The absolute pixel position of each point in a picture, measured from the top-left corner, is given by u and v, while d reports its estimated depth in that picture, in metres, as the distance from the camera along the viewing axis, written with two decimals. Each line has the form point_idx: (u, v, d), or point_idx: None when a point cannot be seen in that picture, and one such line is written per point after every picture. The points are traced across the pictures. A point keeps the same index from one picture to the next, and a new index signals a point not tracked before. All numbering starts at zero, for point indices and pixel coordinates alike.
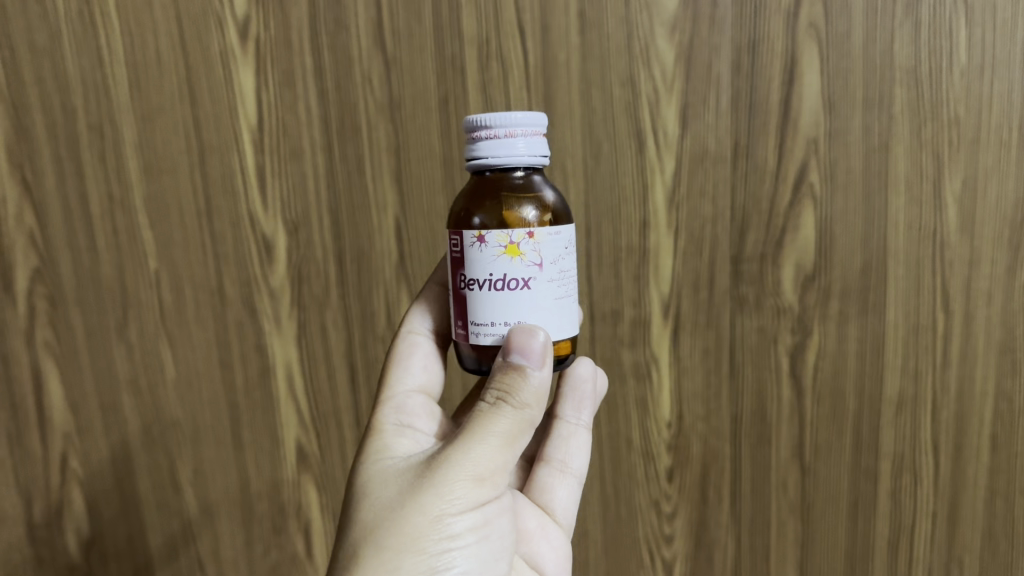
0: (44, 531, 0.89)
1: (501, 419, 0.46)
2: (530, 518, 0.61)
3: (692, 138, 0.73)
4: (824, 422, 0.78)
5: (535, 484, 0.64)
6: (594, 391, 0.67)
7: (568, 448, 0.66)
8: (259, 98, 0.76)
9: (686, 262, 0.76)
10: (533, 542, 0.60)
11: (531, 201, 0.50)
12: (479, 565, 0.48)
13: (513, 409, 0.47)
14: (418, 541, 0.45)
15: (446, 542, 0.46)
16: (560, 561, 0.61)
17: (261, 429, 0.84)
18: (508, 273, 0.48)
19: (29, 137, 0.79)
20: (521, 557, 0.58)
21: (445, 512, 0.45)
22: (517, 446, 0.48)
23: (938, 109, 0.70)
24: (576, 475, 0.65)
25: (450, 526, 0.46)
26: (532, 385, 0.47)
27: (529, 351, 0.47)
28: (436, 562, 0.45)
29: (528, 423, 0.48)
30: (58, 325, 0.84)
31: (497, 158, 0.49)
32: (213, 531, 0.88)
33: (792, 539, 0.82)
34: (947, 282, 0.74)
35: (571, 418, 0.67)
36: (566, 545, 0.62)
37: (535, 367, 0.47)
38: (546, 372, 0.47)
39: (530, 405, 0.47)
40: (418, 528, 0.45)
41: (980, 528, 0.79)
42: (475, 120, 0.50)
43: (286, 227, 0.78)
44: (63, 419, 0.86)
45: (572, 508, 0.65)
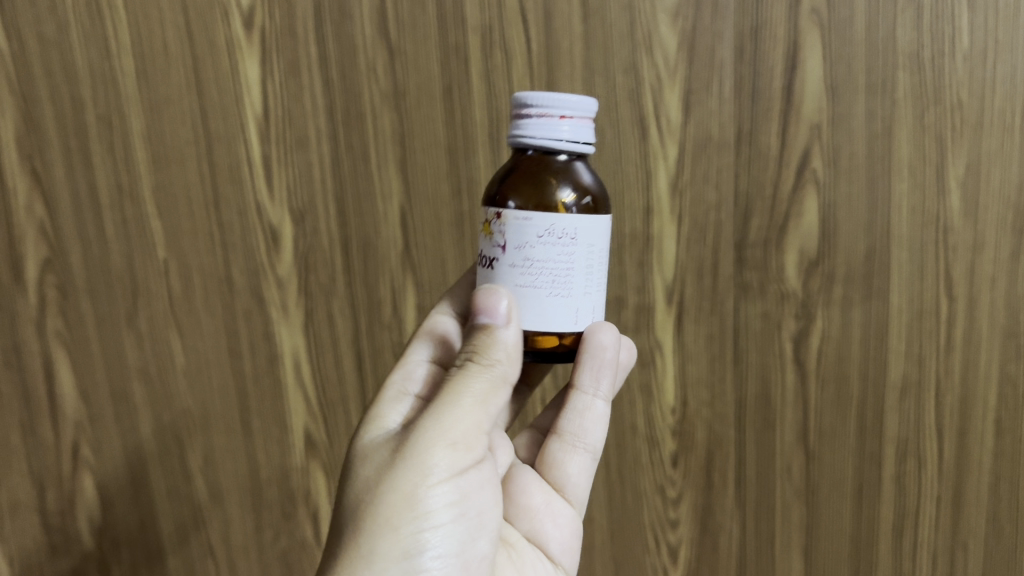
0: (57, 519, 0.90)
1: (468, 382, 0.48)
2: (538, 496, 0.64)
3: (695, 124, 0.73)
4: (828, 407, 0.78)
5: (546, 460, 0.65)
6: (613, 361, 0.60)
7: (582, 421, 0.65)
8: (264, 88, 0.76)
9: (690, 248, 0.76)
10: (537, 519, 0.63)
11: (570, 185, 0.51)
12: (459, 537, 0.48)
13: (482, 370, 0.48)
14: (392, 517, 0.46)
15: (421, 516, 0.46)
16: (568, 538, 0.64)
17: (270, 416, 0.85)
18: (485, 250, 0.52)
19: (38, 128, 0.80)
20: (522, 533, 0.62)
21: (417, 483, 0.46)
22: (492, 409, 0.49)
23: (940, 94, 0.70)
24: (591, 450, 0.66)
25: (424, 498, 0.47)
26: (500, 343, 0.48)
27: (494, 311, 0.48)
28: (411, 536, 0.46)
29: (502, 381, 0.49)
30: (69, 315, 0.85)
31: (545, 142, 0.50)
32: (224, 518, 0.89)
33: (797, 524, 0.82)
34: (950, 267, 0.74)
35: (588, 390, 0.64)
36: (574, 521, 0.64)
37: (500, 321, 0.48)
38: (513, 331, 0.49)
39: (500, 364, 0.49)
40: (391, 502, 0.46)
41: (985, 512, 0.79)
42: (519, 98, 0.51)
43: (292, 216, 0.79)
44: (75, 407, 0.87)
45: (585, 483, 0.66)
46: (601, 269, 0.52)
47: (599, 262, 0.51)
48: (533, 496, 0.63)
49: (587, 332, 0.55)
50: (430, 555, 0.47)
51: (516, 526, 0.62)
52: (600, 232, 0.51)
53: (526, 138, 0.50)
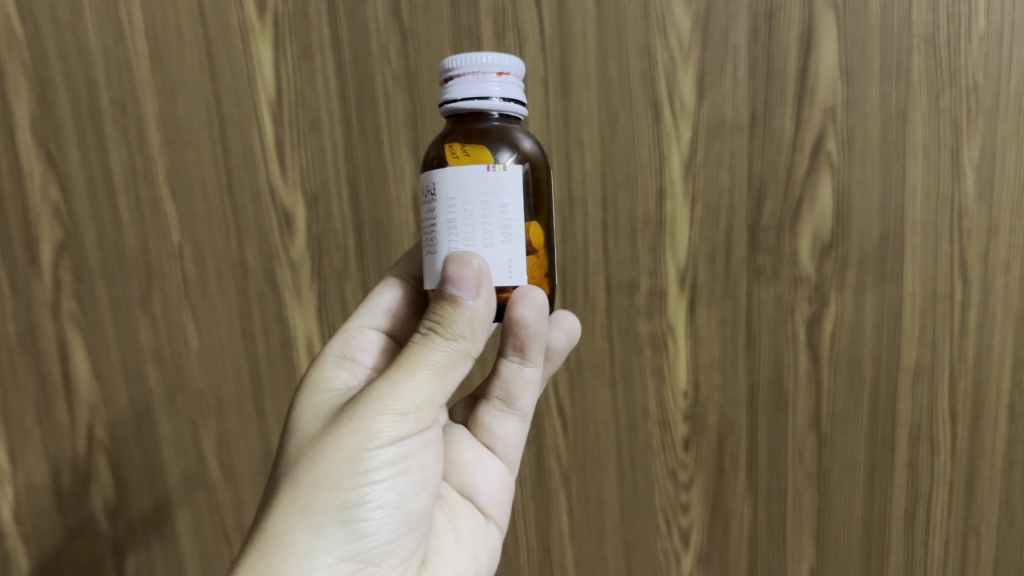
0: (73, 500, 0.91)
1: (430, 351, 0.48)
2: (467, 452, 0.63)
3: (708, 107, 0.73)
4: (840, 392, 0.78)
5: (477, 421, 0.65)
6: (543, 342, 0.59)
7: (511, 387, 0.63)
8: (277, 71, 0.76)
9: (702, 232, 0.76)
10: (466, 474, 0.62)
11: (506, 147, 0.49)
12: (400, 494, 0.49)
13: (446, 339, 0.48)
14: (334, 475, 0.46)
15: (363, 474, 0.47)
16: (498, 492, 0.63)
17: (283, 399, 0.85)
18: None
19: (52, 112, 0.80)
20: (453, 488, 0.62)
21: (364, 445, 0.47)
22: (448, 381, 0.49)
23: (956, 76, 0.70)
24: (521, 414, 0.65)
25: (367, 459, 0.47)
26: (469, 314, 0.47)
27: (462, 283, 0.46)
28: (351, 494, 0.47)
29: (463, 356, 0.49)
30: (84, 298, 0.85)
31: (469, 104, 0.48)
32: (237, 500, 0.90)
33: (809, 508, 0.82)
34: (965, 251, 0.74)
35: (515, 361, 0.62)
36: (506, 477, 0.65)
37: (469, 296, 0.46)
38: (481, 302, 0.47)
39: (466, 336, 0.48)
40: (333, 463, 0.46)
41: (998, 497, 0.79)
42: (444, 65, 0.50)
43: (305, 199, 0.79)
44: (90, 390, 0.88)
45: (516, 443, 0.66)
46: (483, 224, 0.46)
47: (469, 215, 0.46)
48: (462, 451, 0.63)
49: (510, 304, 0.52)
50: (372, 511, 0.48)
51: (447, 481, 0.62)
52: (466, 182, 0.46)
53: (446, 103, 0.49)
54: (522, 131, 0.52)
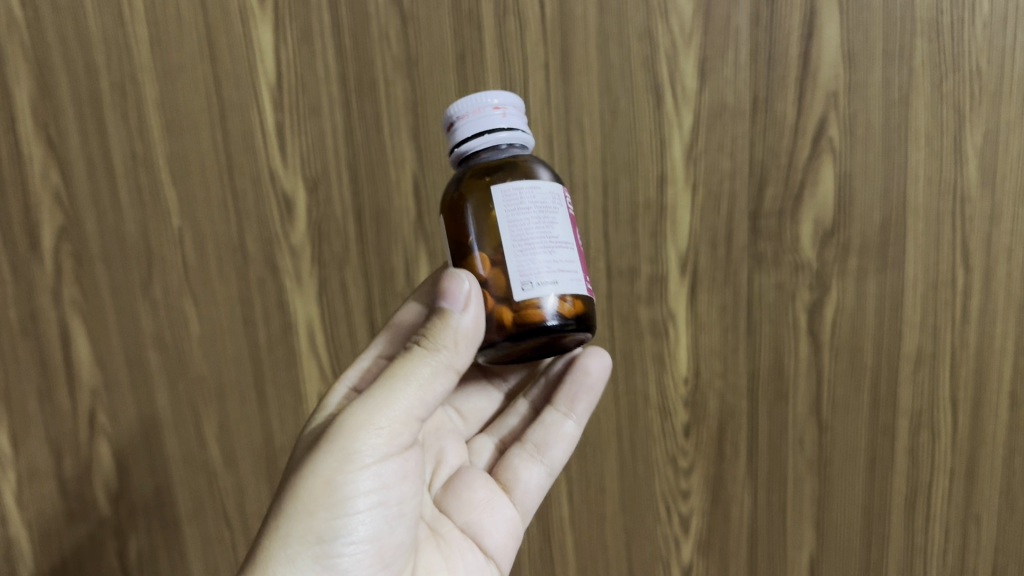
0: (75, 485, 0.91)
1: (412, 368, 0.48)
2: (480, 490, 0.64)
3: (710, 91, 0.72)
4: (841, 379, 0.78)
5: (504, 465, 0.67)
6: (596, 386, 0.67)
7: (548, 436, 0.67)
8: (277, 55, 0.76)
9: (703, 218, 0.75)
10: (472, 513, 0.62)
11: (514, 174, 0.52)
12: (378, 525, 0.50)
13: (429, 352, 0.49)
14: (310, 504, 0.47)
15: (338, 505, 0.48)
16: (503, 537, 0.62)
17: (284, 385, 0.86)
18: None
19: (53, 96, 0.80)
20: (457, 526, 0.61)
21: (342, 474, 0.48)
22: (431, 397, 0.49)
23: (959, 61, 0.70)
24: (548, 465, 0.67)
25: (343, 486, 0.48)
26: (455, 327, 0.48)
27: (452, 296, 0.48)
28: (326, 524, 0.48)
29: (447, 371, 0.49)
30: (84, 283, 0.85)
31: (471, 143, 0.52)
32: (238, 485, 0.90)
33: (809, 496, 0.82)
34: (967, 238, 0.73)
35: (561, 407, 0.68)
36: (514, 522, 0.64)
37: (456, 308, 0.48)
38: (470, 317, 0.48)
39: (448, 349, 0.49)
40: (310, 492, 0.48)
41: (999, 484, 0.79)
42: (449, 116, 0.54)
43: (305, 184, 0.79)
44: (91, 374, 0.88)
45: (535, 494, 0.66)
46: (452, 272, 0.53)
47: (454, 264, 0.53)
48: (476, 491, 0.63)
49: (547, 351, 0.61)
50: (345, 545, 0.49)
51: (451, 517, 0.61)
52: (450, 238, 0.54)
53: (455, 145, 0.53)
54: (532, 160, 0.54)
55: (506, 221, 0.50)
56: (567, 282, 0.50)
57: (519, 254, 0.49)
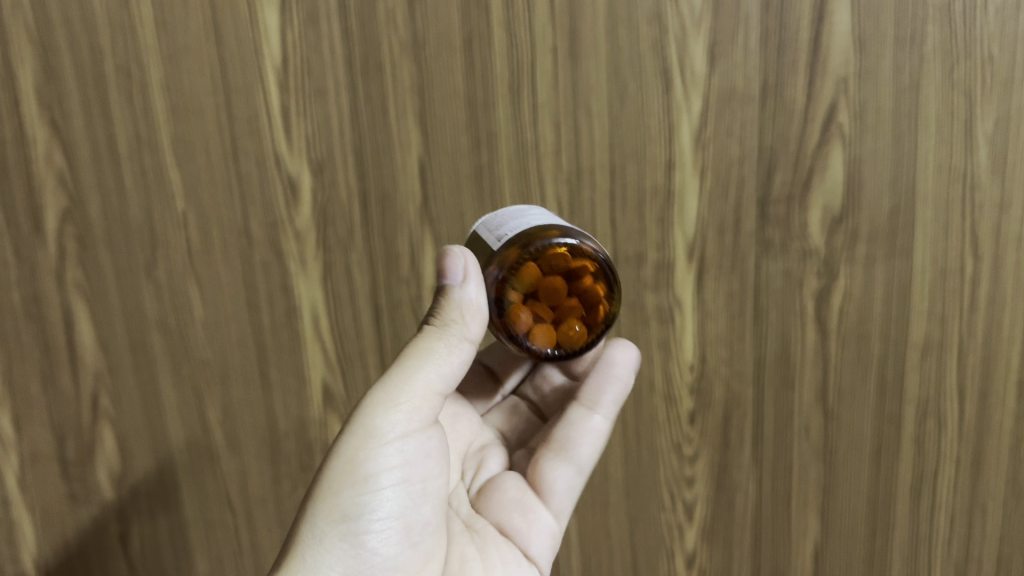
0: (77, 469, 0.91)
1: (424, 345, 0.51)
2: (511, 491, 0.61)
3: (719, 76, 0.72)
4: (848, 367, 0.78)
5: (533, 467, 0.62)
6: (622, 377, 0.63)
7: (573, 433, 0.62)
8: (283, 36, 0.76)
9: (711, 204, 0.75)
10: (503, 513, 0.60)
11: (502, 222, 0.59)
12: (404, 503, 0.51)
13: (439, 328, 0.51)
14: (335, 483, 0.50)
15: (361, 483, 0.50)
16: (540, 538, 0.60)
17: (288, 369, 0.85)
18: None
19: (57, 77, 0.80)
20: (490, 522, 0.60)
21: (364, 450, 0.50)
22: (447, 371, 0.51)
23: (971, 47, 0.69)
24: (577, 465, 0.61)
25: (365, 462, 0.50)
26: (459, 300, 0.51)
27: (450, 271, 0.51)
28: (351, 502, 0.50)
29: (458, 343, 0.51)
30: (88, 265, 0.85)
31: None
32: (241, 470, 0.89)
33: (814, 484, 0.81)
34: (976, 226, 0.73)
35: (585, 402, 0.63)
36: (549, 526, 0.60)
37: (456, 281, 0.51)
38: (470, 289, 0.51)
39: (458, 323, 0.51)
40: (334, 473, 0.50)
41: (1005, 473, 0.79)
42: None
43: (310, 167, 0.79)
44: (94, 358, 0.88)
45: (567, 496, 0.61)
46: None
47: None
48: (506, 491, 0.61)
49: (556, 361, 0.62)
50: (372, 522, 0.50)
51: (484, 515, 0.60)
52: None
53: None
54: None
55: (484, 230, 0.56)
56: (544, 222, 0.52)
57: (495, 231, 0.54)
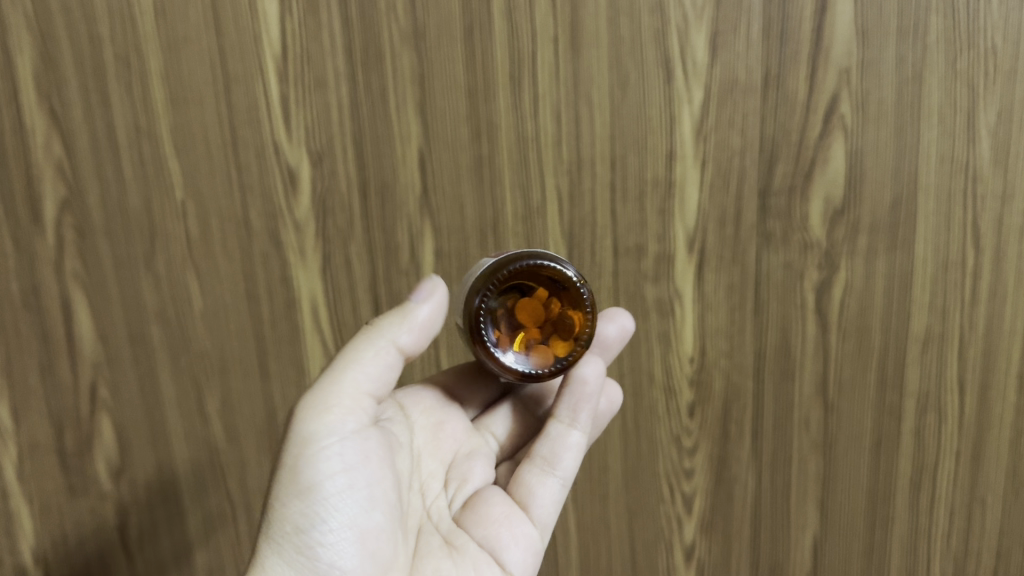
0: (75, 460, 0.91)
1: (355, 351, 0.54)
2: (498, 506, 0.60)
3: (721, 67, 0.72)
4: (848, 359, 0.77)
5: (516, 482, 0.61)
6: (595, 393, 0.61)
7: (553, 448, 0.61)
8: (283, 25, 0.75)
9: (712, 195, 0.75)
10: (489, 526, 0.59)
11: None
12: (355, 507, 0.52)
13: (369, 336, 0.55)
14: (280, 496, 0.52)
15: (307, 491, 0.51)
16: (522, 555, 0.59)
17: (287, 360, 0.85)
18: None
19: (56, 66, 0.79)
20: (475, 539, 0.58)
21: (305, 454, 0.51)
22: (378, 373, 0.54)
23: (973, 38, 0.69)
24: (561, 477, 0.61)
25: (308, 470, 0.51)
26: (403, 314, 0.56)
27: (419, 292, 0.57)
28: (300, 513, 0.51)
29: (388, 346, 0.54)
30: (87, 256, 0.85)
31: None
32: (240, 461, 0.89)
33: (814, 477, 0.81)
34: (978, 217, 0.73)
35: (563, 417, 0.61)
36: (535, 540, 0.60)
37: (418, 300, 0.56)
38: (427, 306, 0.56)
39: (386, 329, 0.55)
40: (280, 486, 0.52)
41: (1005, 466, 0.79)
42: None
43: (310, 157, 0.78)
44: (93, 348, 0.87)
45: (551, 508, 0.61)
46: None
47: None
48: (493, 505, 0.60)
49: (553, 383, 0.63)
50: (323, 530, 0.51)
51: (469, 533, 0.59)
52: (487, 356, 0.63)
53: None
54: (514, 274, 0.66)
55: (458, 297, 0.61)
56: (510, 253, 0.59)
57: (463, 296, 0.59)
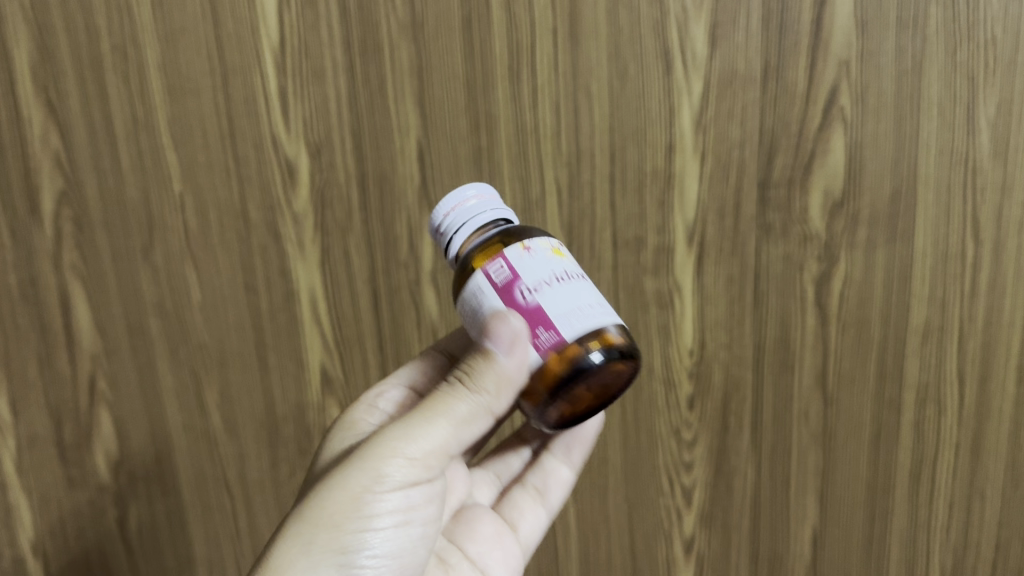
0: (75, 452, 0.91)
1: (453, 402, 0.50)
2: (489, 524, 0.63)
3: (720, 59, 0.71)
4: (847, 351, 0.77)
5: (505, 503, 0.65)
6: (593, 437, 0.67)
7: (545, 480, 0.67)
8: (280, 17, 0.75)
9: (712, 187, 0.75)
10: (484, 545, 0.61)
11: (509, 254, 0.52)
12: (399, 547, 0.51)
13: (471, 391, 0.50)
14: (337, 515, 0.49)
15: (363, 522, 0.49)
16: (507, 574, 0.61)
17: (286, 353, 0.85)
18: (566, 268, 0.50)
19: (53, 58, 0.79)
20: (467, 554, 0.60)
21: (371, 490, 0.49)
22: (465, 433, 0.51)
23: (974, 28, 0.68)
24: (547, 508, 0.66)
25: (372, 503, 0.49)
26: (498, 370, 0.48)
27: (497, 339, 0.47)
28: (351, 538, 0.49)
29: (485, 411, 0.50)
30: (85, 248, 0.84)
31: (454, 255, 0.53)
32: (239, 454, 0.89)
33: (813, 469, 0.81)
34: (977, 209, 0.72)
35: (559, 453, 0.67)
36: (520, 561, 0.63)
37: (502, 352, 0.47)
38: (513, 358, 0.48)
39: (490, 393, 0.49)
40: (336, 503, 0.49)
41: (1004, 460, 0.78)
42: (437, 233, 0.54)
43: (309, 150, 0.78)
44: (91, 340, 0.87)
45: (535, 536, 0.65)
46: None
47: None
48: (485, 524, 0.62)
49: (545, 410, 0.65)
50: (366, 560, 0.50)
51: (462, 546, 0.60)
52: None
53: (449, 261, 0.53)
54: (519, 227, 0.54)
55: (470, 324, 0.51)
56: (546, 323, 0.47)
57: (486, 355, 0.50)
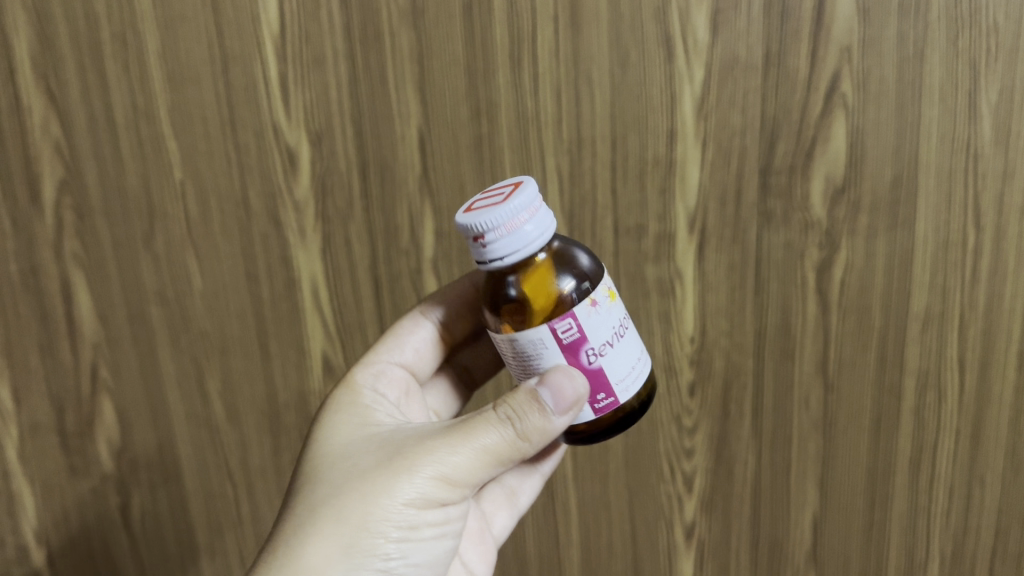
0: (77, 440, 0.91)
1: (497, 433, 0.50)
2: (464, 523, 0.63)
3: (722, 45, 0.71)
4: (848, 338, 0.78)
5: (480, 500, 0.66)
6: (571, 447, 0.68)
7: (518, 481, 0.68)
8: (280, 4, 0.75)
9: (712, 174, 0.74)
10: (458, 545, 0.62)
11: (568, 272, 0.51)
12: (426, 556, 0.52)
13: (514, 428, 0.50)
14: (378, 523, 0.49)
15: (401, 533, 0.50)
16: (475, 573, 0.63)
17: (287, 341, 0.85)
18: (618, 320, 0.51)
19: (52, 45, 0.79)
20: None
21: (412, 505, 0.50)
22: (498, 465, 0.52)
23: (976, 15, 0.67)
24: (517, 508, 0.67)
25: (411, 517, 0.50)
26: (544, 423, 0.50)
27: (559, 404, 0.49)
28: (388, 547, 0.50)
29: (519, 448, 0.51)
30: (86, 237, 0.84)
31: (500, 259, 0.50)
32: (242, 441, 0.90)
33: (813, 456, 0.82)
34: (978, 196, 0.72)
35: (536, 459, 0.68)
36: (487, 559, 0.64)
37: (557, 417, 0.49)
38: (563, 419, 0.50)
39: (530, 435, 0.50)
40: (378, 511, 0.49)
41: (1003, 445, 0.79)
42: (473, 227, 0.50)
43: (309, 137, 0.78)
44: (93, 329, 0.87)
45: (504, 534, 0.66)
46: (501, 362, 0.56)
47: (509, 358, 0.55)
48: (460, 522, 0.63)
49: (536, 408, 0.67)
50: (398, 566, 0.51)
51: None
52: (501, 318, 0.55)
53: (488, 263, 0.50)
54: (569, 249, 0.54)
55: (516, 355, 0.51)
56: (604, 389, 0.50)
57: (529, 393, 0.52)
